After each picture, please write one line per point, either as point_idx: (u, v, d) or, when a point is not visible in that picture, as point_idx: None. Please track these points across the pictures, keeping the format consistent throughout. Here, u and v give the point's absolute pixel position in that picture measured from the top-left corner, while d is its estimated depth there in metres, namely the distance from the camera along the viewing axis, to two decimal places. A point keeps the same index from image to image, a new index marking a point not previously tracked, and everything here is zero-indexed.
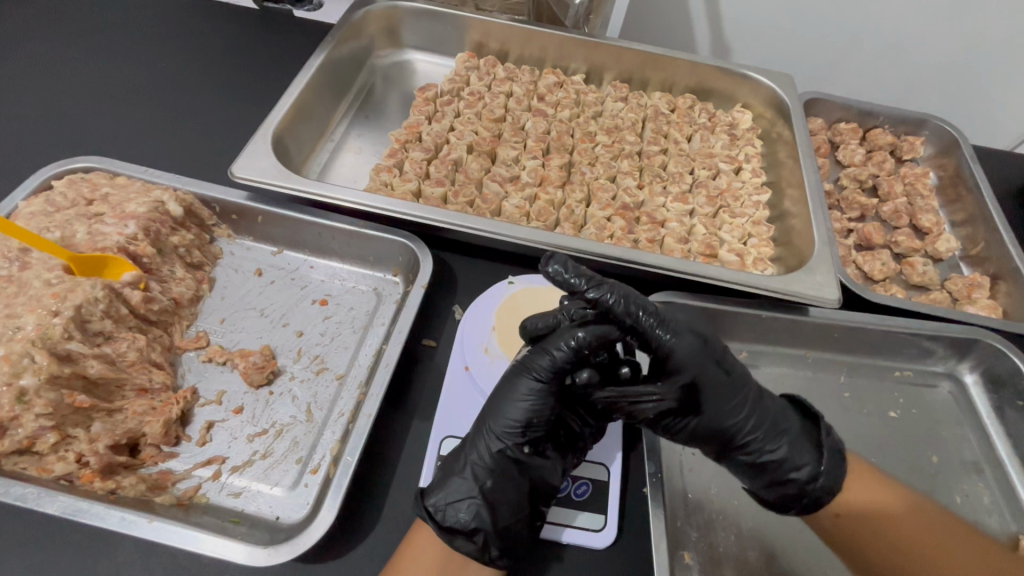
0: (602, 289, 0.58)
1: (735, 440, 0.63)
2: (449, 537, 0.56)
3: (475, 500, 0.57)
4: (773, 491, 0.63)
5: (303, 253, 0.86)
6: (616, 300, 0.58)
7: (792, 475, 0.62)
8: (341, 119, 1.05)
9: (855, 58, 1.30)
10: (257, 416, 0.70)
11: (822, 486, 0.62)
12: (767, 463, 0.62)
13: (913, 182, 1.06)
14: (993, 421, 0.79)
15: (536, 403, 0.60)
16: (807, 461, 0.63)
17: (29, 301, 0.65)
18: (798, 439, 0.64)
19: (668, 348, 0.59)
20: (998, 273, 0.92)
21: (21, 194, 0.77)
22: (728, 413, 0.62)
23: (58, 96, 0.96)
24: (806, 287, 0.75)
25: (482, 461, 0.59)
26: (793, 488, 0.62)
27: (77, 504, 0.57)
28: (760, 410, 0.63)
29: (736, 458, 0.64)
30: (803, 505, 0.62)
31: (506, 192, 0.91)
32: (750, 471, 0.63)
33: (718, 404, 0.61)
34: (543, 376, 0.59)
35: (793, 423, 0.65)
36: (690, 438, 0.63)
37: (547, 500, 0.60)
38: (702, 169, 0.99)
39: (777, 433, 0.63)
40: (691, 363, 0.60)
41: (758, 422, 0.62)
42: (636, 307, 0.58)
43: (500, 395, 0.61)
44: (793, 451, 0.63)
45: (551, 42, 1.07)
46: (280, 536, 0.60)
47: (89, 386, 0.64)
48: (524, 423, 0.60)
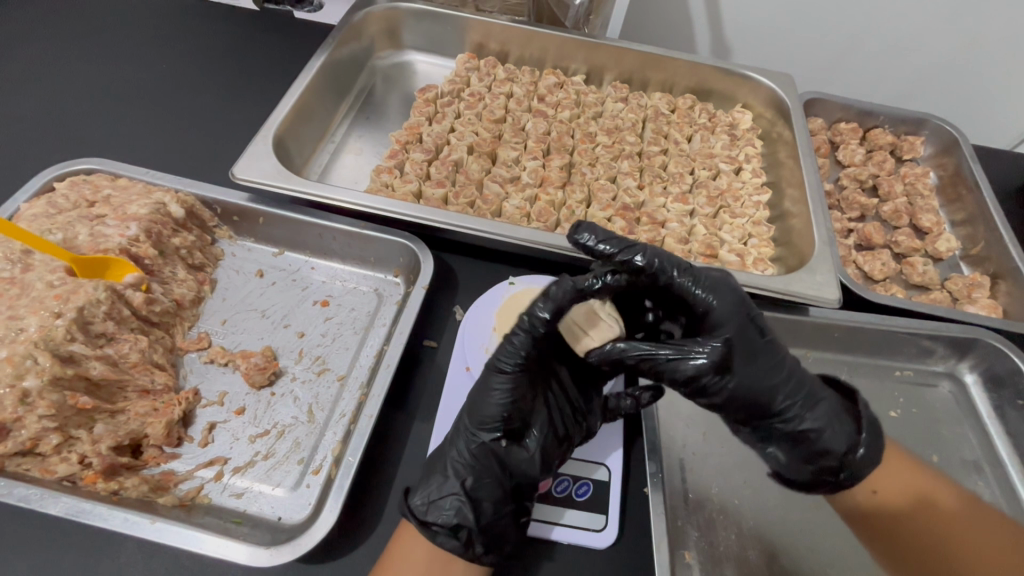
0: (634, 249, 0.59)
1: (772, 407, 0.61)
2: (431, 533, 0.56)
3: (456, 496, 0.58)
4: (811, 461, 0.63)
5: (305, 254, 0.87)
6: (650, 261, 0.59)
7: (830, 444, 0.62)
8: (342, 120, 1.05)
9: (855, 58, 1.30)
10: (259, 417, 0.70)
11: (862, 457, 0.62)
12: (804, 432, 0.62)
13: (913, 182, 1.06)
14: (994, 420, 0.79)
15: (511, 394, 0.61)
16: (845, 431, 0.63)
17: (32, 303, 0.65)
18: (835, 408, 0.63)
19: (708, 304, 0.60)
20: (999, 273, 0.92)
21: (23, 196, 0.77)
22: (767, 377, 0.61)
23: (59, 98, 0.97)
24: (807, 287, 0.75)
25: (461, 459, 0.60)
26: (832, 458, 0.62)
27: (80, 504, 0.57)
28: (797, 375, 0.62)
29: (773, 430, 0.63)
30: (839, 479, 0.63)
31: (507, 193, 0.92)
32: (788, 441, 0.63)
33: (758, 368, 0.60)
34: (509, 366, 0.60)
35: (826, 391, 0.64)
36: (724, 402, 0.60)
37: (530, 494, 0.60)
38: (702, 170, 0.99)
39: (815, 401, 0.62)
40: (729, 320, 0.60)
41: (796, 387, 0.62)
42: (671, 267, 0.60)
43: (474, 394, 0.62)
44: (830, 419, 0.62)
45: (551, 43, 1.08)
46: (282, 536, 0.61)
47: (92, 387, 0.65)
48: (500, 416, 0.60)
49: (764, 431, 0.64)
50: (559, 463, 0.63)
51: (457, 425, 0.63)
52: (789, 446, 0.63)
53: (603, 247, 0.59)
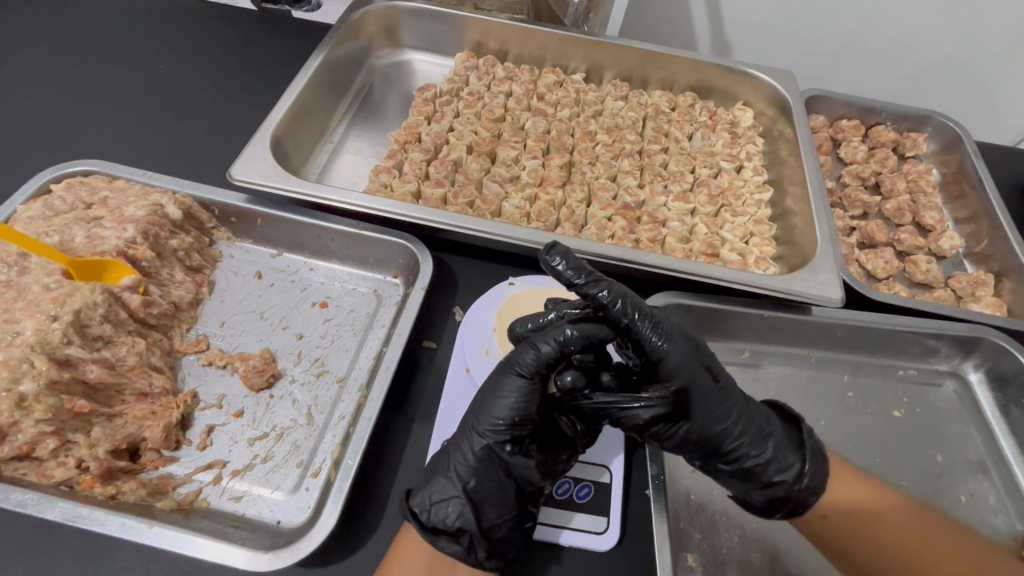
0: (598, 284, 0.56)
1: (722, 446, 0.60)
2: (433, 537, 0.55)
3: (459, 499, 0.57)
4: (761, 494, 0.62)
5: (303, 255, 0.86)
6: (612, 298, 0.56)
7: (778, 477, 0.61)
8: (340, 120, 1.04)
9: (858, 54, 1.29)
10: (258, 420, 0.70)
11: (807, 488, 0.61)
12: (751, 467, 0.61)
13: (916, 179, 1.05)
14: (998, 419, 0.78)
15: (525, 400, 0.59)
16: (792, 464, 0.62)
17: (28, 306, 0.64)
18: (783, 441, 0.62)
19: (660, 351, 0.57)
20: (1003, 270, 0.91)
21: (20, 198, 0.77)
22: (716, 420, 0.59)
23: (56, 99, 0.96)
24: (810, 286, 0.74)
25: (466, 460, 0.59)
26: (782, 489, 0.61)
27: (78, 509, 0.57)
28: (745, 415, 0.61)
29: (722, 466, 0.62)
30: (790, 507, 0.62)
31: (507, 192, 0.91)
32: (738, 477, 0.62)
33: (707, 411, 0.59)
34: (529, 371, 0.58)
35: (776, 427, 0.63)
36: (677, 443, 0.60)
37: (534, 501, 0.59)
38: (703, 168, 0.98)
39: (762, 437, 0.61)
40: (683, 369, 0.57)
41: (745, 426, 0.60)
42: (634, 309, 0.56)
43: (486, 393, 0.60)
44: (777, 454, 0.61)
45: (550, 41, 1.07)
46: (282, 540, 0.60)
47: (89, 391, 0.64)
48: (508, 420, 0.59)
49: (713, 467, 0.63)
50: (563, 468, 0.62)
51: (464, 425, 0.61)
52: (738, 480, 0.62)
53: (569, 276, 0.56)
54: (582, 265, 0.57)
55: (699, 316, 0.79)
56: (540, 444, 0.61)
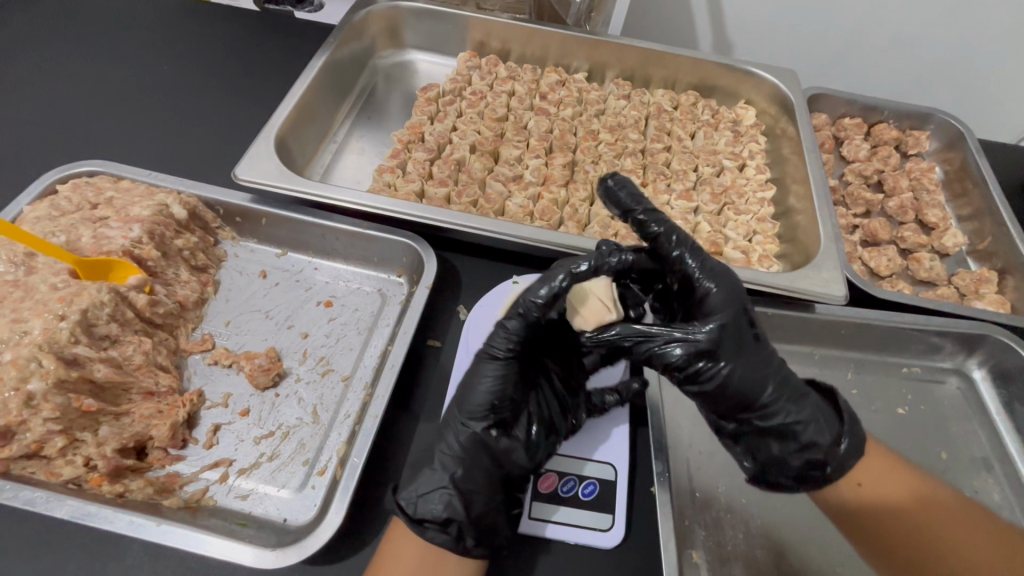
0: (655, 217, 0.64)
1: (760, 399, 0.62)
2: (421, 528, 0.56)
3: (445, 490, 0.58)
4: (797, 456, 0.65)
5: (308, 255, 0.86)
6: (665, 231, 0.63)
7: (815, 438, 0.64)
8: (343, 120, 1.05)
9: (859, 52, 1.29)
10: (263, 418, 0.70)
11: (844, 452, 0.64)
12: (789, 423, 0.63)
13: (919, 177, 1.05)
14: (1002, 416, 0.78)
15: (501, 382, 0.62)
16: (829, 426, 0.65)
17: (36, 305, 0.65)
18: (821, 406, 0.65)
19: (707, 290, 0.61)
20: (1006, 267, 0.91)
21: (26, 199, 0.77)
22: (757, 366, 0.62)
23: (61, 100, 0.97)
24: (813, 283, 0.74)
25: (451, 450, 0.60)
26: (817, 451, 0.64)
27: (86, 507, 0.57)
28: (783, 370, 0.64)
29: (760, 424, 0.64)
30: (825, 474, 0.65)
31: (510, 191, 0.91)
32: (773, 435, 0.64)
33: (749, 359, 0.61)
34: (502, 353, 0.62)
35: (814, 396, 0.65)
36: (716, 387, 0.61)
37: (521, 486, 0.61)
38: (706, 167, 0.99)
39: (801, 396, 0.64)
40: (730, 308, 0.60)
41: (783, 381, 0.63)
42: (687, 249, 0.62)
43: (465, 383, 0.63)
44: (813, 415, 0.64)
45: (553, 40, 1.07)
46: (288, 538, 0.60)
47: (96, 389, 0.64)
48: (489, 403, 0.61)
49: (749, 427, 0.65)
50: (546, 460, 0.63)
51: (445, 419, 0.63)
52: (775, 442, 0.64)
53: (627, 202, 0.66)
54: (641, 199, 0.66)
55: None
56: (525, 425, 0.63)
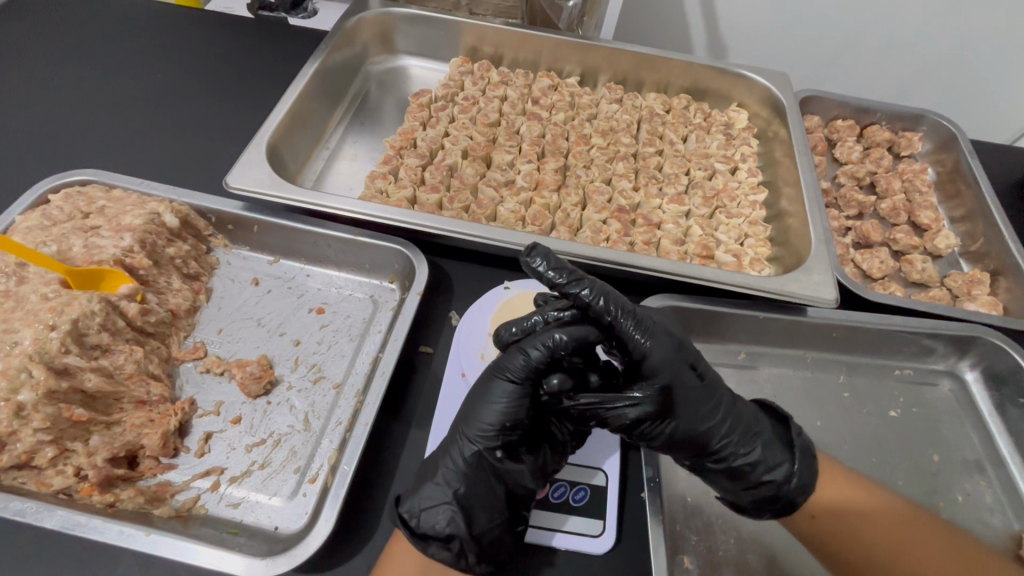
0: (580, 283, 0.57)
1: (710, 446, 0.61)
2: (423, 544, 0.56)
3: (449, 506, 0.57)
4: (749, 494, 0.62)
5: (300, 262, 0.86)
6: (594, 294, 0.57)
7: (767, 477, 0.61)
8: (336, 127, 1.05)
9: (852, 53, 1.29)
10: (255, 426, 0.70)
11: (796, 486, 0.61)
12: (741, 467, 0.61)
13: (911, 178, 1.05)
14: (994, 417, 0.78)
15: (512, 403, 0.59)
16: (780, 463, 0.61)
17: (26, 315, 0.65)
18: (771, 439, 0.62)
19: (643, 349, 0.57)
20: (999, 269, 0.91)
21: (18, 208, 0.78)
22: (704, 418, 0.60)
23: (53, 109, 0.97)
24: (804, 287, 0.75)
25: (456, 465, 0.59)
26: (769, 489, 0.61)
27: (76, 517, 0.57)
28: (733, 412, 0.61)
29: (711, 466, 0.62)
30: (778, 508, 0.61)
31: (502, 197, 0.92)
32: (726, 477, 0.61)
33: (695, 410, 0.59)
34: (518, 377, 0.59)
35: (765, 425, 0.63)
36: (664, 443, 0.60)
37: (526, 504, 0.60)
38: (698, 170, 0.99)
39: (751, 435, 0.61)
40: (667, 367, 0.57)
41: (733, 424, 0.60)
42: (618, 309, 0.57)
43: (476, 399, 0.61)
44: (767, 453, 0.61)
45: (545, 45, 1.07)
46: (279, 546, 0.60)
47: (87, 399, 0.65)
48: (499, 425, 0.59)
49: (701, 467, 0.63)
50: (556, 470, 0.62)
51: (454, 431, 0.62)
52: (727, 482, 0.62)
53: (551, 277, 0.57)
54: (564, 265, 0.58)
55: (694, 318, 0.79)
56: (529, 449, 0.61)
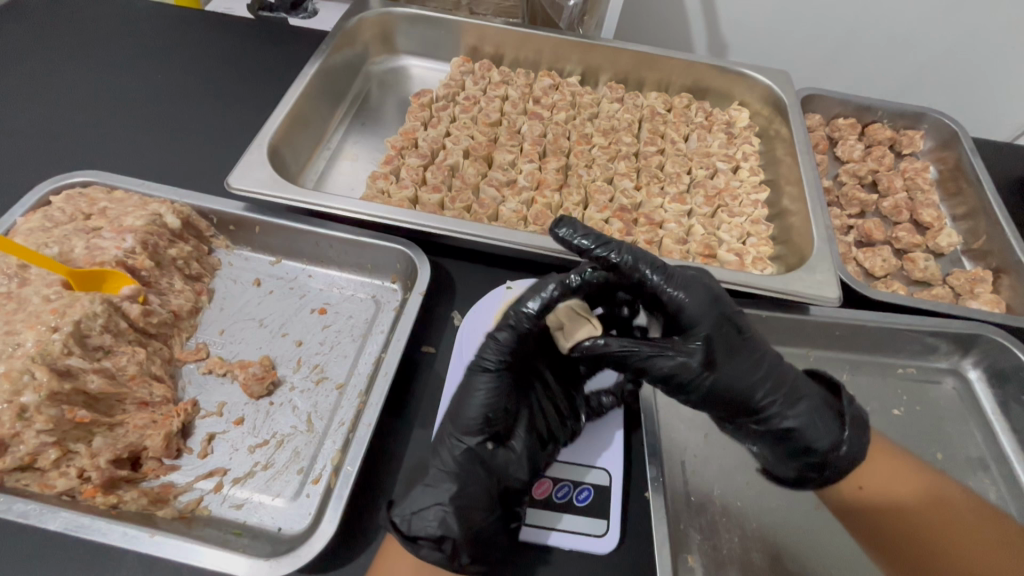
0: (608, 245, 0.62)
1: (755, 406, 0.62)
2: (415, 547, 0.55)
3: (440, 507, 0.57)
4: (794, 459, 0.64)
5: (301, 263, 0.86)
6: (622, 256, 0.61)
7: (812, 442, 0.63)
8: (337, 127, 1.05)
9: (853, 51, 1.29)
10: (258, 427, 0.70)
11: (845, 454, 0.63)
12: (789, 429, 0.62)
13: (913, 176, 1.05)
14: (998, 415, 0.78)
15: (495, 394, 0.62)
16: (827, 428, 0.63)
17: (29, 317, 0.65)
18: (818, 405, 0.64)
19: (678, 301, 0.60)
20: (1001, 267, 0.91)
21: (19, 210, 0.77)
22: (745, 375, 0.61)
23: (54, 110, 0.97)
24: (807, 286, 0.74)
25: (446, 466, 0.60)
26: (813, 454, 0.63)
27: (80, 519, 0.57)
28: (777, 372, 0.62)
29: (757, 429, 0.64)
30: (822, 475, 0.64)
31: (504, 197, 0.92)
32: (772, 439, 0.63)
33: (736, 366, 0.61)
34: (494, 365, 0.62)
35: (812, 391, 0.65)
36: (703, 397, 0.61)
37: (518, 499, 0.61)
38: (700, 169, 0.99)
39: (796, 399, 0.63)
40: (705, 318, 0.60)
41: (778, 385, 0.62)
42: (646, 264, 0.62)
43: (459, 397, 0.63)
44: (813, 419, 0.63)
45: (546, 45, 1.07)
46: (283, 547, 0.60)
47: (90, 401, 0.65)
48: (482, 418, 0.61)
49: (744, 431, 0.65)
50: (545, 466, 0.64)
51: (441, 433, 0.63)
52: (772, 444, 0.64)
53: (581, 243, 0.63)
54: (597, 233, 0.63)
55: None
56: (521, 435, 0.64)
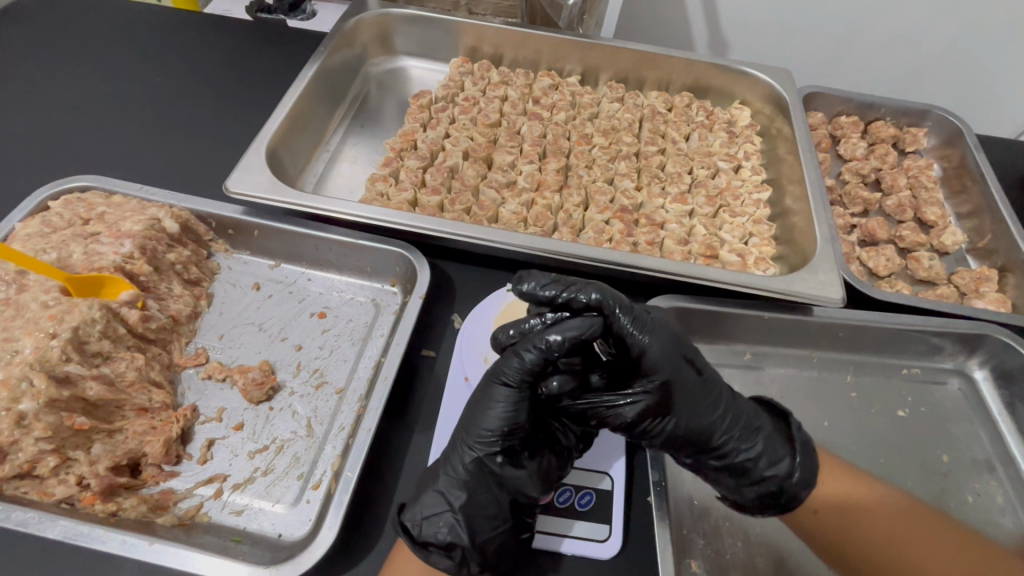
0: (575, 288, 0.59)
1: (712, 442, 0.61)
2: (425, 553, 0.55)
3: (451, 514, 0.57)
4: (752, 489, 0.62)
5: (301, 266, 0.86)
6: (594, 297, 0.58)
7: (768, 471, 0.62)
8: (336, 129, 1.04)
9: (856, 48, 1.28)
10: (258, 432, 0.70)
11: (797, 482, 0.62)
12: (742, 463, 0.61)
13: (917, 174, 1.04)
14: (1004, 416, 0.77)
15: (513, 406, 0.59)
16: (780, 457, 0.63)
17: (27, 324, 0.65)
18: (771, 434, 0.64)
19: (642, 344, 0.57)
20: (1006, 265, 0.90)
21: (18, 215, 0.77)
22: (705, 415, 0.60)
23: (52, 114, 0.97)
24: (810, 287, 0.74)
25: (458, 474, 0.59)
26: (770, 485, 0.62)
27: (78, 527, 0.57)
28: (733, 408, 0.62)
29: (712, 463, 0.63)
30: (780, 503, 0.63)
31: (503, 198, 0.91)
32: (729, 474, 0.62)
33: (695, 406, 0.60)
34: (515, 382, 0.59)
35: (764, 420, 0.64)
36: (665, 441, 0.60)
37: (530, 511, 0.59)
38: (701, 169, 0.98)
39: (751, 431, 0.62)
40: (666, 363, 0.58)
41: (734, 420, 0.61)
42: (614, 304, 0.58)
43: (475, 405, 0.60)
44: (768, 448, 0.62)
45: (545, 44, 1.07)
46: (283, 554, 0.60)
47: (89, 407, 0.64)
48: (499, 430, 0.59)
49: (703, 465, 0.63)
50: (559, 477, 0.62)
51: (454, 438, 0.61)
52: (730, 479, 0.62)
53: (541, 293, 0.59)
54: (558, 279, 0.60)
55: (700, 319, 0.78)
56: (532, 453, 0.61)
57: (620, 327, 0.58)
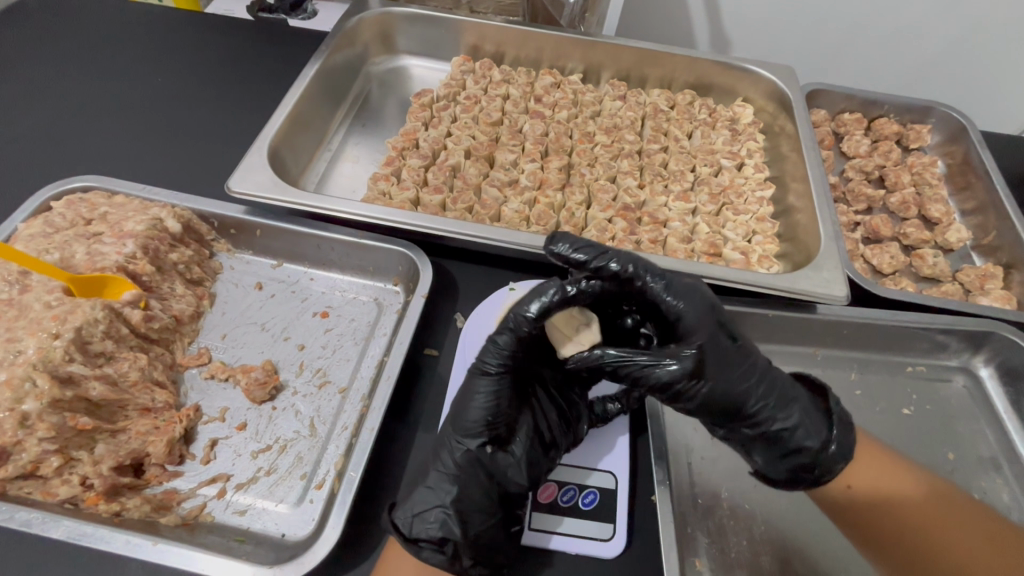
0: (608, 254, 0.59)
1: (746, 410, 0.60)
2: (417, 549, 0.55)
3: (442, 509, 0.57)
4: (786, 461, 0.62)
5: (303, 266, 0.86)
6: (623, 263, 0.58)
7: (804, 442, 0.61)
8: (338, 128, 1.04)
9: (859, 44, 1.27)
10: (261, 432, 0.70)
11: (834, 454, 0.61)
12: (777, 432, 0.61)
13: (921, 171, 1.04)
14: (1009, 413, 0.77)
15: (496, 398, 0.60)
16: (818, 429, 0.61)
17: (30, 324, 0.65)
18: (809, 408, 0.62)
19: (677, 309, 0.59)
20: (1011, 262, 0.90)
21: (20, 215, 0.77)
22: (739, 382, 0.59)
23: (54, 115, 0.97)
24: (814, 284, 0.73)
25: (446, 468, 0.59)
26: (807, 455, 0.61)
27: (82, 527, 0.56)
28: (768, 377, 0.61)
29: (749, 434, 0.62)
30: (815, 476, 0.61)
31: (506, 197, 0.91)
32: (765, 442, 0.61)
33: (731, 371, 0.59)
34: (494, 369, 0.60)
35: (800, 391, 0.63)
36: (700, 405, 0.59)
37: (521, 503, 0.60)
38: (704, 166, 0.97)
39: (787, 401, 0.61)
40: (701, 327, 0.58)
41: (769, 388, 0.60)
42: (646, 272, 0.59)
43: (461, 399, 0.61)
44: (804, 419, 0.61)
45: (547, 43, 1.06)
46: (286, 553, 0.60)
47: (92, 408, 0.64)
48: (483, 421, 0.60)
49: (738, 436, 0.62)
50: (548, 472, 0.62)
51: (442, 433, 0.62)
52: (764, 448, 0.62)
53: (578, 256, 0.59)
54: (590, 243, 0.60)
55: None
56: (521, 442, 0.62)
57: (651, 291, 0.59)
